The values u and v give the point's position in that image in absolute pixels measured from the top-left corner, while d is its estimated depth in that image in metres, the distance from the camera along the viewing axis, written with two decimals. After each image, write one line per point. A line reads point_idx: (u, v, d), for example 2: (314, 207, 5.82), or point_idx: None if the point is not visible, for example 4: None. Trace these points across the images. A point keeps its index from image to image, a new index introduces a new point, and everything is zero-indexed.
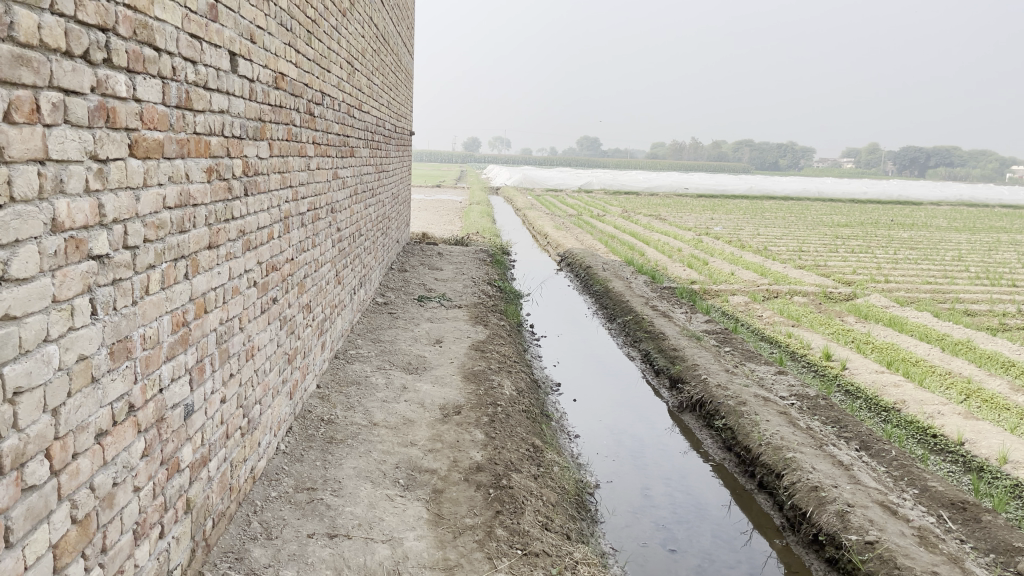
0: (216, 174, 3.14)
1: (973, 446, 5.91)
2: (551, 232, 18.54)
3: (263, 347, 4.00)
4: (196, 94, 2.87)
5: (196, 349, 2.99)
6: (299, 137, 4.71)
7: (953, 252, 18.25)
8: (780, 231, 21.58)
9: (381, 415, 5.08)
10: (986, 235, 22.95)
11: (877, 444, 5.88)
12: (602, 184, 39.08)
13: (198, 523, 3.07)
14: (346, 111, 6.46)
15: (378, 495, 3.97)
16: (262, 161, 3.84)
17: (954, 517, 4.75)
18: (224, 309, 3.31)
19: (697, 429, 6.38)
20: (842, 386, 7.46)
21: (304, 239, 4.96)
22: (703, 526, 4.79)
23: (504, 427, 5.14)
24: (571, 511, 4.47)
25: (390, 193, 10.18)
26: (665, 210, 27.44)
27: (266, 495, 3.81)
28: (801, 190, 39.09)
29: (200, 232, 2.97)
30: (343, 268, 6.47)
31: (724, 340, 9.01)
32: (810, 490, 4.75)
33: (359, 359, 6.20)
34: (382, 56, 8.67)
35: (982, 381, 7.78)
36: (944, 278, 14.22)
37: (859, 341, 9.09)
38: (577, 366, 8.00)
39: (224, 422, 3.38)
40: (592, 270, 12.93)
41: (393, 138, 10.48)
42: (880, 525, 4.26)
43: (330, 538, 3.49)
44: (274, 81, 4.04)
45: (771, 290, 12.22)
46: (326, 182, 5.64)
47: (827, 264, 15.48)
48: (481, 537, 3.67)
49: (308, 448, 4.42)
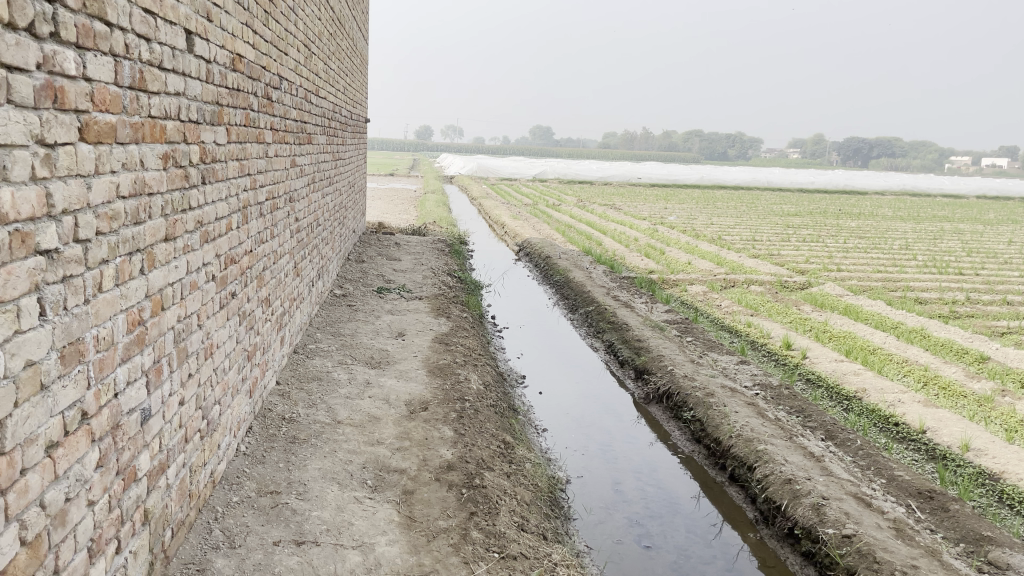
0: (172, 160, 2.93)
1: (934, 434, 5.97)
2: (509, 221, 18.40)
3: (222, 345, 3.78)
4: (151, 75, 2.66)
5: (153, 350, 2.78)
6: (257, 122, 4.47)
7: (900, 241, 18.63)
8: (733, 220, 21.79)
9: (346, 412, 4.90)
10: (931, 224, 23.48)
11: (842, 434, 5.91)
12: (556, 173, 39.03)
13: (157, 534, 2.88)
14: (303, 95, 6.21)
15: (346, 497, 3.80)
16: (219, 148, 3.62)
17: (923, 506, 4.77)
18: (182, 305, 3.10)
19: (665, 420, 6.33)
20: (804, 374, 7.50)
21: (263, 230, 4.74)
22: (676, 520, 4.73)
23: (473, 423, 5.01)
24: (545, 509, 4.37)
25: (346, 180, 9.89)
26: (619, 200, 27.52)
27: (228, 501, 3.62)
28: (751, 179, 39.64)
29: (156, 223, 2.76)
30: (301, 259, 6.24)
31: (686, 330, 9.01)
32: (784, 483, 4.72)
33: (320, 354, 5.99)
34: (338, 40, 8.39)
35: (938, 368, 7.90)
36: (894, 267, 14.48)
37: (817, 329, 9.18)
38: (540, 358, 7.90)
39: (183, 426, 3.18)
40: (551, 260, 12.83)
41: (349, 125, 10.19)
42: (855, 517, 4.26)
43: (298, 545, 3.32)
44: (231, 62, 3.81)
45: (728, 279, 12.28)
46: (284, 170, 5.41)
47: (781, 253, 15.68)
48: (456, 540, 3.53)
49: (270, 449, 4.22)
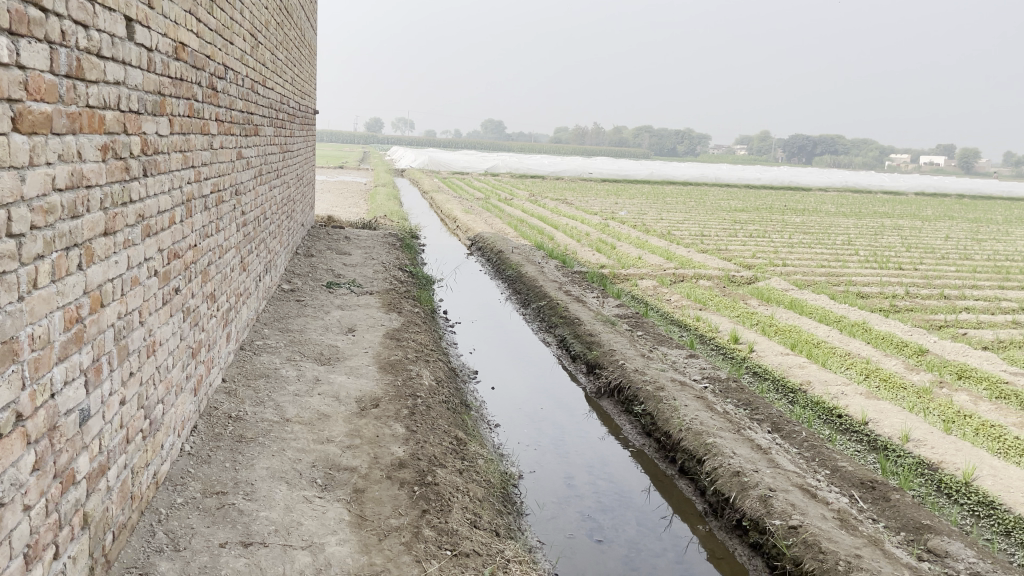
0: (111, 152, 2.82)
1: (876, 425, 6.13)
2: (461, 215, 18.33)
3: (165, 342, 3.67)
4: (89, 63, 2.55)
5: (92, 348, 2.68)
6: (200, 113, 4.35)
7: (842, 237, 19.11)
8: (682, 216, 22.06)
9: (294, 410, 4.81)
10: (872, 220, 24.13)
11: (787, 426, 6.03)
12: (508, 167, 39.01)
13: (97, 538, 2.77)
14: (249, 86, 6.06)
15: (295, 497, 3.73)
16: (162, 139, 3.51)
17: (865, 496, 4.90)
18: (122, 302, 2.99)
19: (616, 414, 6.37)
20: (751, 367, 7.63)
21: (207, 224, 4.61)
22: (627, 514, 4.76)
23: (425, 420, 4.96)
24: (498, 505, 4.35)
25: (295, 173, 9.71)
26: (570, 194, 27.64)
27: (172, 502, 3.51)
28: (699, 175, 40.22)
29: (95, 216, 2.66)
30: (248, 253, 6.10)
31: (636, 325, 9.08)
32: (732, 475, 4.79)
33: (267, 350, 5.88)
34: (286, 30, 8.22)
35: (879, 361, 8.12)
36: (836, 262, 14.83)
37: (764, 323, 9.35)
38: (492, 353, 7.88)
39: (124, 426, 3.07)
40: (503, 255, 12.82)
41: (297, 117, 10.01)
42: (802, 508, 4.34)
43: (245, 546, 3.25)
44: (174, 51, 3.69)
45: (678, 274, 12.43)
46: (230, 162, 5.28)
47: (728, 248, 15.93)
48: (408, 538, 3.50)
49: (216, 449, 4.11)
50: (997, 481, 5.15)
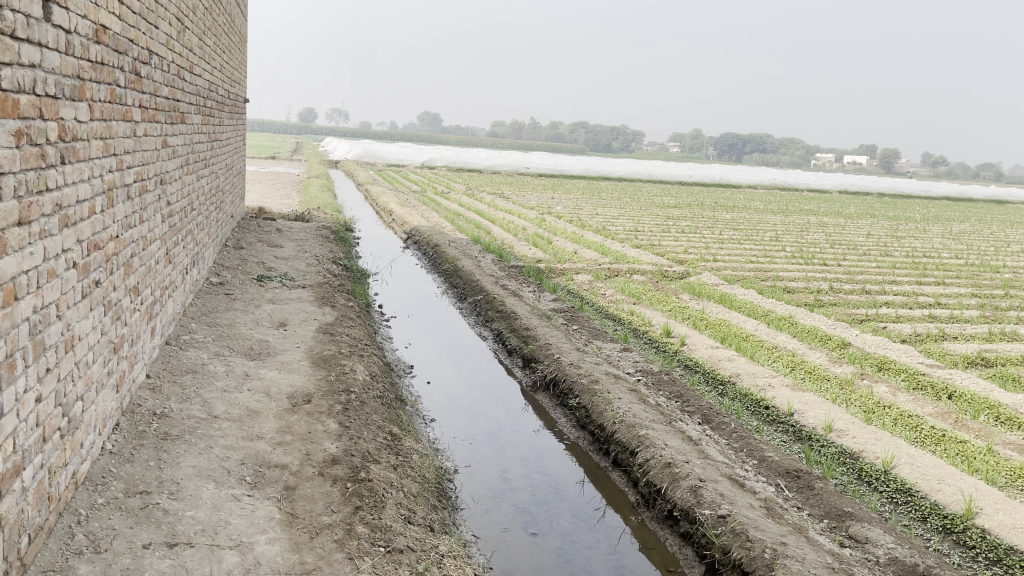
0: (26, 138, 2.69)
1: (801, 416, 6.33)
2: (396, 208, 18.15)
3: (84, 337, 3.52)
4: (2, 44, 2.42)
5: (5, 343, 2.55)
6: (123, 99, 4.18)
7: (770, 233, 19.64)
8: (616, 211, 22.33)
9: (223, 406, 4.68)
10: (799, 217, 24.89)
11: (717, 418, 6.17)
12: (445, 161, 38.81)
13: (11, 542, 2.65)
14: (175, 72, 5.87)
15: (223, 495, 3.64)
16: (81, 125, 3.36)
17: (791, 485, 5.05)
18: (38, 295, 2.86)
19: (551, 408, 6.41)
20: (682, 360, 7.78)
21: (130, 215, 4.44)
22: (561, 506, 4.80)
23: (359, 415, 4.90)
24: (432, 500, 4.33)
25: (224, 163, 9.44)
26: (507, 189, 27.67)
27: (92, 503, 3.38)
28: (634, 171, 40.78)
29: (8, 205, 2.53)
30: (174, 245, 5.91)
31: (572, 319, 9.16)
32: (663, 467, 4.88)
33: (195, 346, 5.71)
34: (215, 16, 7.98)
35: (805, 354, 8.38)
36: (764, 258, 15.24)
37: (695, 317, 9.54)
38: (427, 347, 7.83)
39: (40, 425, 2.94)
40: (440, 249, 12.75)
41: (227, 106, 9.75)
42: (730, 498, 4.45)
43: (170, 547, 3.15)
44: (95, 34, 3.54)
45: (612, 269, 12.57)
46: (154, 151, 5.09)
47: (661, 243, 16.20)
48: (340, 536, 3.45)
49: (139, 447, 3.97)
50: (914, 469, 5.37)
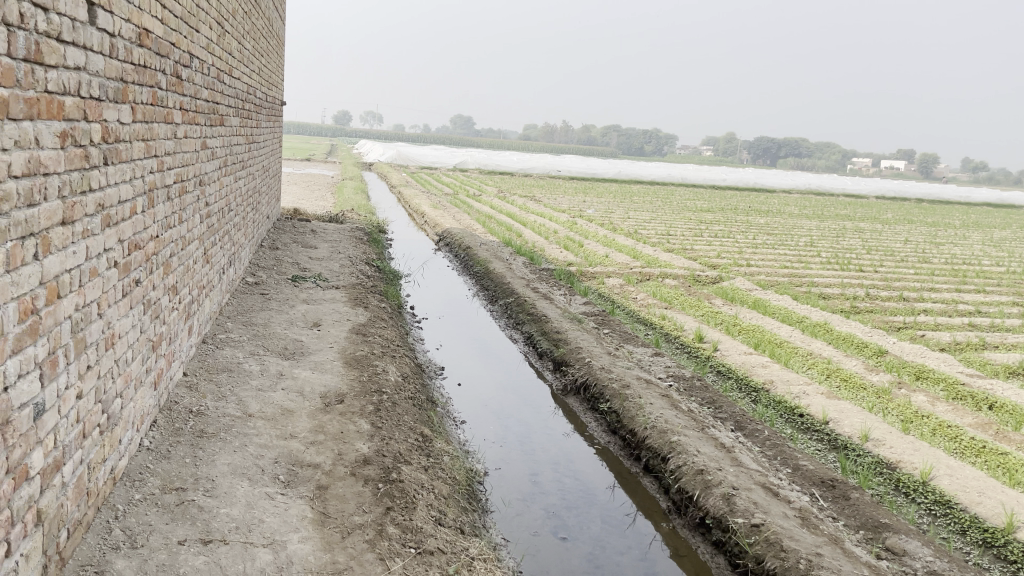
0: (71, 139, 2.74)
1: (836, 424, 6.23)
2: (428, 210, 18.24)
3: (124, 335, 3.58)
4: (48, 47, 2.47)
5: (48, 340, 2.60)
6: (164, 102, 4.25)
7: (805, 238, 19.38)
8: (649, 215, 22.20)
9: (257, 404, 4.74)
10: (835, 222, 24.53)
11: (750, 425, 6.10)
12: (477, 163, 38.91)
13: (51, 536, 2.70)
14: (215, 75, 5.96)
15: (256, 493, 3.68)
16: (123, 127, 3.42)
17: (825, 494, 4.98)
18: (80, 293, 2.92)
19: (582, 412, 6.39)
20: (715, 366, 7.71)
21: (170, 215, 4.52)
22: (591, 511, 4.78)
23: (390, 416, 4.92)
24: (462, 503, 4.34)
25: (260, 165, 9.56)
26: (539, 191, 27.66)
27: (129, 498, 3.44)
28: (667, 175, 40.54)
29: (52, 205, 2.58)
30: (211, 245, 6.00)
31: (603, 322, 9.13)
32: (696, 473, 4.83)
33: (230, 345, 5.78)
34: (253, 19, 8.09)
35: (840, 361, 8.25)
36: (799, 263, 15.05)
37: (728, 322, 9.44)
38: (459, 349, 7.86)
39: (80, 421, 3.00)
40: (471, 251, 12.78)
41: (264, 108, 9.87)
42: (764, 507, 4.40)
43: (205, 544, 3.19)
44: (138, 37, 3.61)
45: (644, 273, 12.50)
46: (194, 152, 5.17)
47: (694, 247, 16.07)
48: (372, 536, 3.46)
49: (175, 444, 4.04)
50: (953, 480, 5.26)
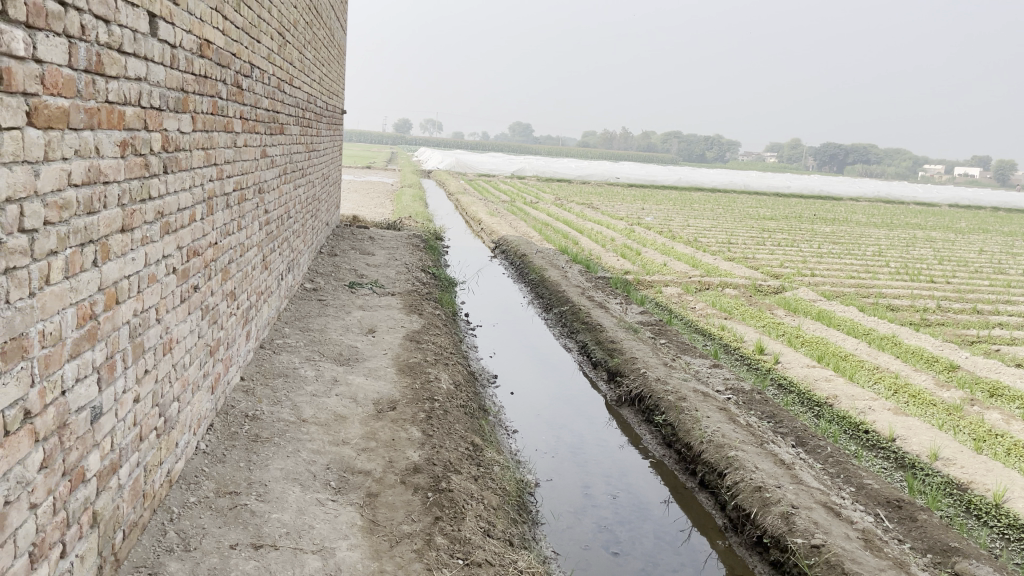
0: (131, 148, 2.80)
1: (903, 442, 5.98)
2: (486, 218, 18.30)
3: (182, 340, 3.65)
4: (109, 58, 2.52)
5: (106, 345, 2.66)
6: (225, 111, 4.34)
7: (872, 247, 18.80)
8: (709, 223, 21.85)
9: (311, 410, 4.79)
10: (904, 231, 23.74)
11: (812, 441, 5.90)
12: (535, 170, 38.93)
13: (106, 537, 2.75)
14: (276, 85, 6.07)
15: (307, 499, 3.70)
16: (184, 136, 3.50)
17: (891, 515, 4.78)
18: (139, 299, 2.97)
19: (636, 424, 6.28)
20: (776, 379, 7.49)
21: (229, 222, 4.60)
22: (644, 526, 4.68)
23: (442, 425, 4.91)
24: (512, 514, 4.29)
25: (320, 172, 9.71)
26: (597, 199, 27.51)
27: (184, 501, 3.49)
28: (728, 182, 39.89)
29: (111, 213, 2.64)
30: (270, 251, 6.11)
31: (660, 332, 8.98)
32: (754, 490, 4.69)
33: (287, 350, 5.86)
34: (315, 30, 8.23)
35: (909, 376, 7.94)
36: (866, 273, 14.58)
37: (790, 334, 9.19)
38: (512, 357, 7.83)
39: (137, 424, 3.06)
40: (528, 259, 12.75)
41: (324, 117, 10.04)
42: (825, 527, 4.24)
43: (255, 549, 3.21)
44: (199, 48, 3.68)
45: (703, 282, 12.28)
46: (254, 160, 5.27)
47: (755, 256, 15.74)
48: (420, 546, 3.45)
49: (231, 448, 4.09)
50: None
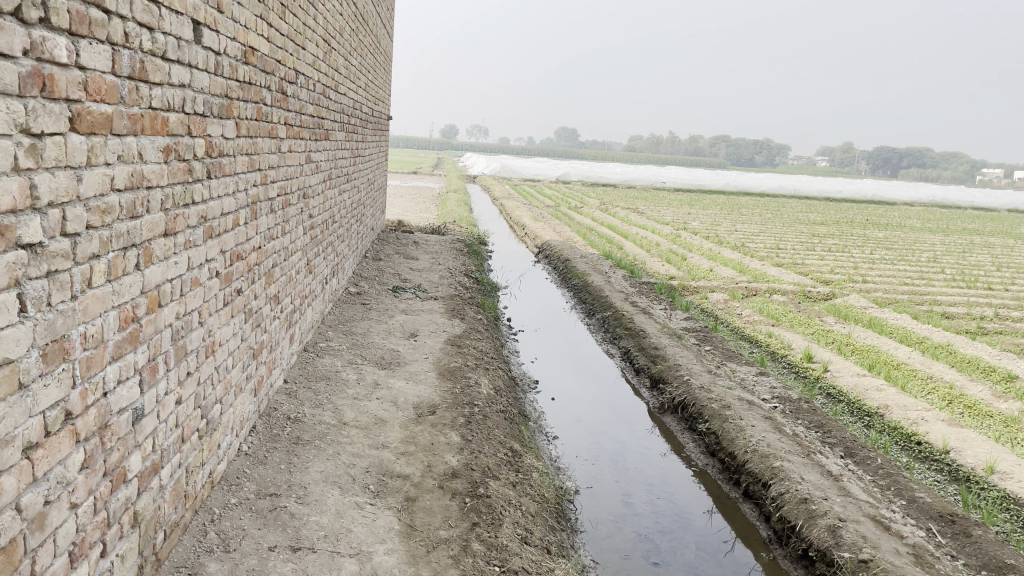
0: (174, 154, 2.85)
1: (958, 455, 5.78)
2: (530, 222, 18.29)
3: (225, 343, 3.70)
4: (153, 65, 2.57)
5: (148, 347, 2.70)
6: (270, 117, 4.40)
7: (927, 253, 18.28)
8: (757, 228, 21.51)
9: (352, 413, 4.82)
10: (961, 237, 23.04)
11: (862, 452, 5.74)
12: (580, 175, 38.83)
13: (147, 537, 2.79)
14: (321, 91, 6.14)
15: (346, 502, 3.72)
16: (228, 142, 3.55)
17: (944, 530, 4.61)
18: (181, 302, 3.02)
19: (679, 432, 6.19)
20: (824, 388, 7.32)
21: (273, 227, 4.67)
22: (686, 536, 4.59)
23: (481, 430, 4.90)
24: (551, 521, 4.25)
25: (366, 178, 9.82)
26: (643, 204, 27.30)
27: (226, 502, 3.54)
28: (777, 186, 39.25)
29: (155, 217, 2.69)
30: (315, 256, 6.18)
31: (705, 339, 8.85)
32: (799, 502, 4.57)
33: (330, 353, 5.92)
34: (361, 36, 8.32)
35: (965, 386, 7.68)
36: (920, 280, 14.18)
37: (840, 342, 8.97)
38: (554, 362, 7.79)
39: (179, 426, 3.10)
40: (571, 264, 12.69)
41: (370, 122, 10.14)
42: (873, 541, 4.11)
43: (294, 551, 3.24)
44: (244, 55, 3.74)
45: (750, 288, 12.07)
46: (298, 166, 5.34)
47: (805, 262, 15.43)
48: (456, 552, 3.43)
49: (273, 450, 4.14)
50: None
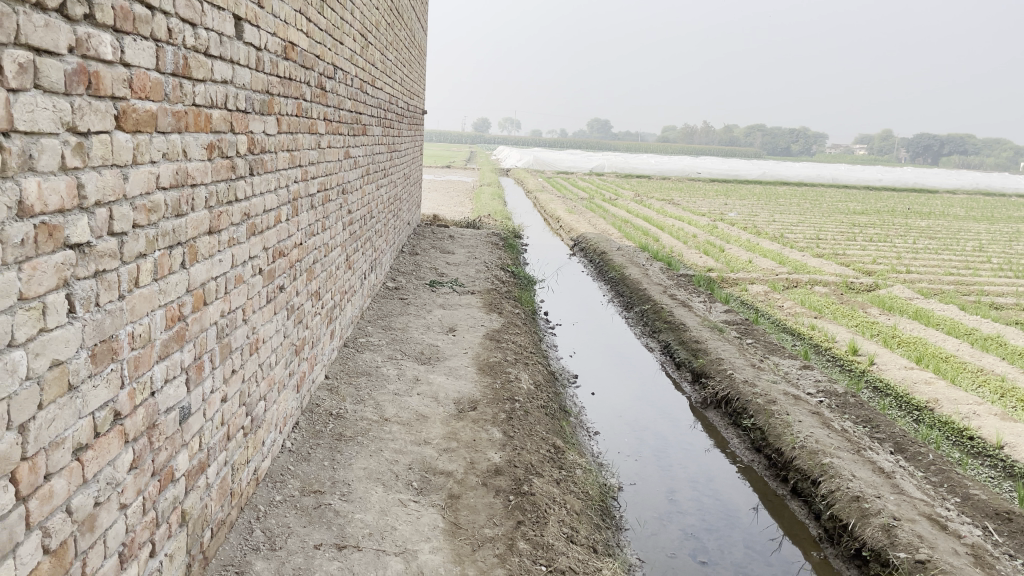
0: (217, 151, 2.83)
1: (1013, 450, 5.59)
2: (565, 215, 18.18)
3: (268, 340, 3.69)
4: (196, 61, 2.55)
5: (194, 346, 2.69)
6: (309, 112, 4.39)
7: (973, 242, 17.81)
8: (796, 218, 21.15)
9: (393, 409, 4.79)
10: (1007, 225, 22.43)
11: (913, 448, 5.59)
12: (614, 167, 38.60)
13: (195, 536, 2.79)
14: (358, 85, 6.12)
15: (390, 500, 3.69)
16: (269, 138, 3.53)
17: (1001, 529, 4.46)
18: (226, 300, 3.01)
19: (722, 427, 6.08)
20: (871, 381, 7.15)
21: (314, 223, 4.65)
22: (733, 535, 4.50)
23: (523, 425, 4.85)
24: (596, 519, 4.19)
25: (402, 173, 9.82)
26: (678, 194, 27.01)
27: (270, 499, 3.54)
28: (815, 175, 38.59)
29: (199, 215, 2.67)
30: (354, 251, 6.17)
31: (746, 332, 8.70)
32: (851, 500, 4.45)
33: (370, 348, 5.91)
34: (396, 30, 8.29)
35: (1017, 379, 7.44)
36: (966, 270, 13.81)
37: (886, 334, 8.76)
38: (593, 357, 7.71)
39: (225, 424, 3.10)
40: (608, 256, 12.57)
41: (406, 117, 10.14)
42: (930, 541, 3.98)
43: (339, 549, 3.21)
44: (284, 50, 3.72)
45: (791, 279, 11.85)
46: (337, 161, 5.33)
47: (846, 252, 15.11)
48: (502, 551, 3.39)
49: (316, 447, 4.13)
50: None
